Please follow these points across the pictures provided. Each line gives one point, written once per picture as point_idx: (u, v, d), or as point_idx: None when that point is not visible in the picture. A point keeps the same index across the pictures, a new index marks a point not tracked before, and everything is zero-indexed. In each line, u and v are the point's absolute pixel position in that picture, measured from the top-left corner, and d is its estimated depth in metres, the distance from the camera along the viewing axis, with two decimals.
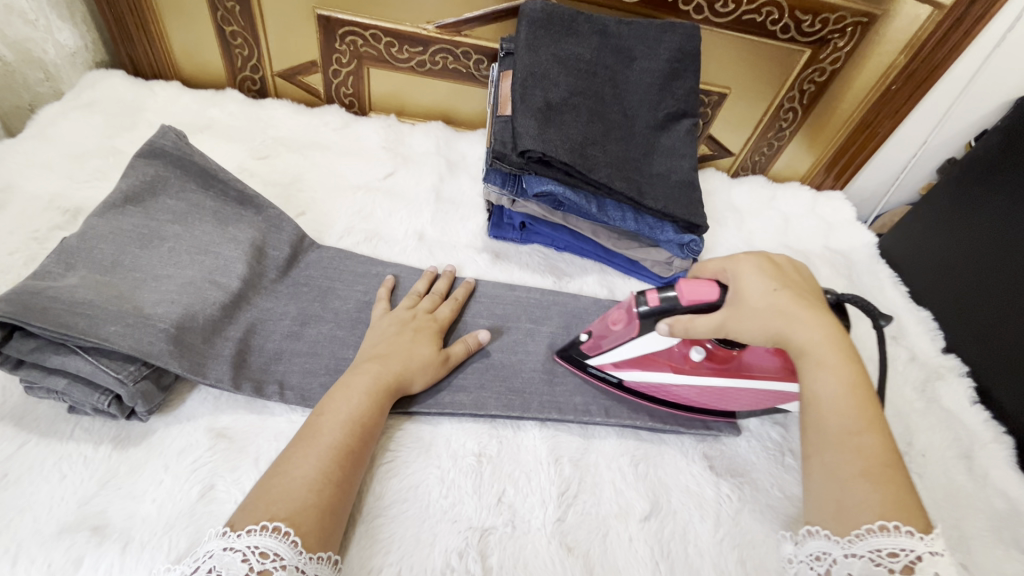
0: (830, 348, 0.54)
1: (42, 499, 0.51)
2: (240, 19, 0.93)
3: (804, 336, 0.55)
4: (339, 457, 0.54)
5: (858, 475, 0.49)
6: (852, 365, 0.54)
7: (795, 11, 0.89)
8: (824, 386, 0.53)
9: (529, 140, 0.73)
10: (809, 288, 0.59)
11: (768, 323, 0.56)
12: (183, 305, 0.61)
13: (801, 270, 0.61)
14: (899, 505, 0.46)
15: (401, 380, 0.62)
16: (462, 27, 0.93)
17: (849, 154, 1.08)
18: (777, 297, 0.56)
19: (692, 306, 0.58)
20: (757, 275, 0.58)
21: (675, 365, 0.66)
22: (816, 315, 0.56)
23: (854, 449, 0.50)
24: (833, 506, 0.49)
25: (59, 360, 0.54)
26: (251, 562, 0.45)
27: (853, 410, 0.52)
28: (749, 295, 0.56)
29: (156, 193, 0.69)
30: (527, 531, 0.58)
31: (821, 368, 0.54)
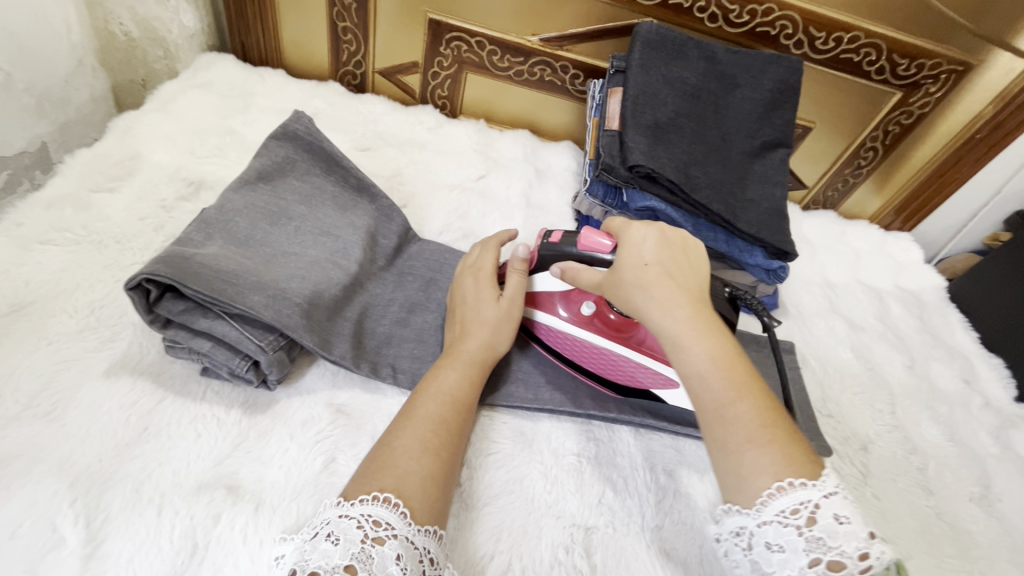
0: (690, 322, 0.50)
1: (179, 455, 0.54)
2: (354, 17, 0.97)
3: (659, 315, 0.51)
4: (446, 432, 0.56)
5: (745, 442, 0.46)
6: (714, 332, 0.50)
7: (893, 53, 0.92)
8: (693, 363, 0.49)
9: (639, 156, 0.76)
10: (680, 259, 0.54)
11: (629, 299, 0.53)
12: (312, 283, 0.63)
13: (686, 247, 0.56)
14: (791, 463, 0.45)
15: (490, 350, 0.64)
16: (564, 42, 0.96)
17: (923, 198, 1.10)
18: (644, 271, 0.53)
19: (584, 252, 0.61)
20: (630, 251, 0.55)
21: (568, 315, 0.69)
22: (677, 290, 0.51)
23: (734, 420, 0.47)
24: (731, 478, 0.46)
25: (207, 323, 0.56)
26: (366, 530, 0.46)
27: (723, 380, 0.48)
28: (618, 271, 0.54)
29: (285, 173, 0.72)
30: (627, 534, 0.59)
31: (681, 344, 0.49)
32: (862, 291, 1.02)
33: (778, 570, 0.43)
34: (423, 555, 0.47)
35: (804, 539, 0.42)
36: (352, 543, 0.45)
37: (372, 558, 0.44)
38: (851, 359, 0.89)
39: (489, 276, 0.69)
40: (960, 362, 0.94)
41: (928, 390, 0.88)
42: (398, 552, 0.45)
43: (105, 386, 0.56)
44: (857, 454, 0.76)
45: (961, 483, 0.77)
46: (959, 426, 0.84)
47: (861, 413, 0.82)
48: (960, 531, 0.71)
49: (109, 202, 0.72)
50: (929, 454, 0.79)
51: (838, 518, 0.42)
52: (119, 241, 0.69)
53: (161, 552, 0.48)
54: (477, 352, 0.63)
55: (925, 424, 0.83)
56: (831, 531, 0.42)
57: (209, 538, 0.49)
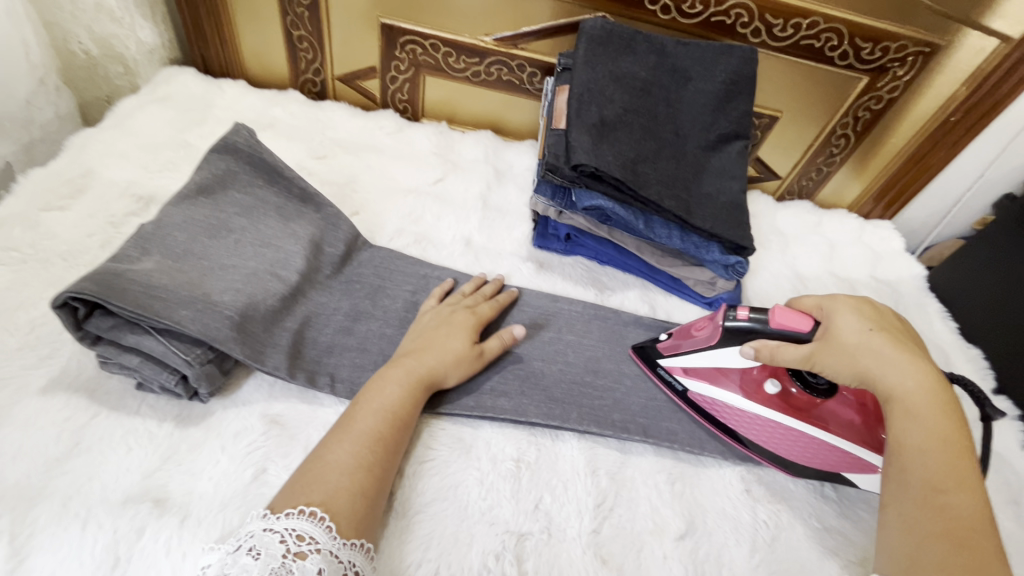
0: (927, 398, 0.53)
1: (109, 469, 0.54)
2: (308, 25, 0.97)
3: (895, 378, 0.54)
4: (384, 448, 0.56)
5: (937, 533, 0.46)
6: (955, 426, 0.51)
7: (855, 38, 0.89)
8: (914, 439, 0.51)
9: (582, 154, 0.74)
10: (904, 336, 0.58)
11: (856, 360, 0.56)
12: (247, 295, 0.64)
13: (905, 334, 0.59)
14: (983, 571, 0.43)
15: (436, 375, 0.64)
16: (518, 41, 0.95)
17: (900, 185, 1.07)
18: (871, 338, 0.56)
19: (777, 331, 0.61)
20: (845, 321, 0.58)
21: (748, 392, 0.68)
22: (914, 361, 0.55)
23: (940, 506, 0.47)
24: (905, 557, 0.47)
25: (134, 339, 0.57)
26: (289, 544, 0.46)
27: (946, 467, 0.49)
28: (834, 335, 0.57)
29: (226, 186, 0.73)
30: (562, 540, 0.59)
31: (910, 417, 0.52)
32: (834, 282, 0.99)
33: None
34: (348, 568, 0.48)
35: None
36: (274, 558, 0.45)
37: (293, 573, 0.45)
38: None
39: (478, 323, 0.70)
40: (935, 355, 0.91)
41: None
42: (319, 567, 0.46)
43: (39, 403, 0.57)
44: None
45: None
46: None
47: None
48: None
49: (58, 220, 0.73)
50: None
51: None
52: (64, 258, 0.70)
53: (83, 565, 0.49)
54: (426, 368, 0.63)
55: None
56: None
57: (132, 552, 0.50)
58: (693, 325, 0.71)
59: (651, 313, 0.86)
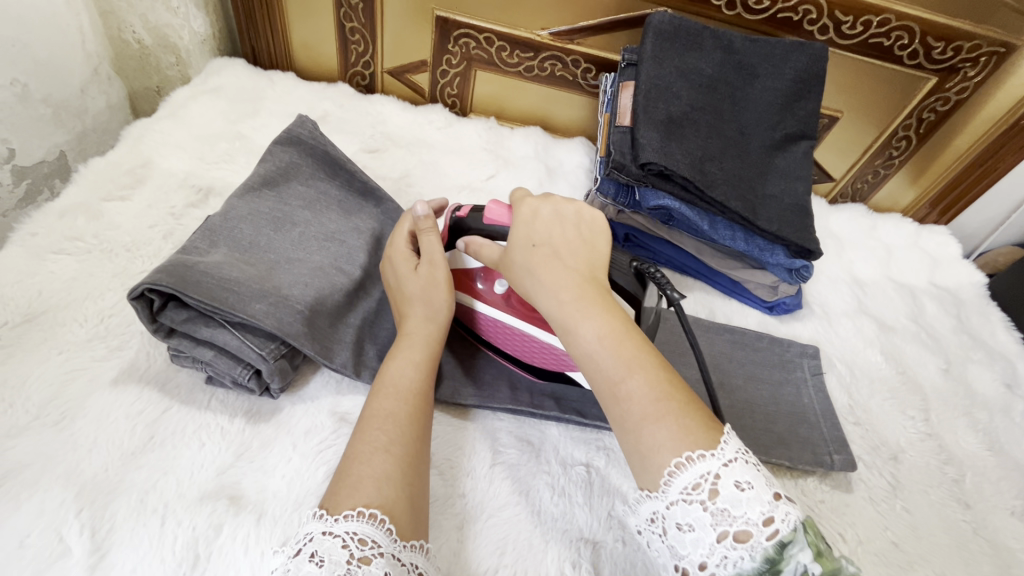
0: (578, 302, 0.50)
1: (184, 464, 0.54)
2: (362, 17, 0.96)
3: (547, 298, 0.51)
4: (398, 424, 0.52)
5: (641, 418, 0.45)
6: (609, 313, 0.50)
7: (927, 36, 0.86)
8: (584, 348, 0.49)
9: (651, 152, 0.73)
10: (573, 241, 0.55)
11: (520, 282, 0.54)
12: (315, 289, 0.63)
13: (565, 221, 0.56)
14: (687, 431, 0.44)
15: (433, 325, 0.61)
16: (575, 35, 0.93)
17: (959, 190, 1.03)
18: (533, 254, 0.54)
19: (490, 227, 0.61)
20: (519, 234, 0.56)
21: (479, 294, 0.67)
22: (564, 269, 0.52)
23: (627, 397, 0.46)
24: (637, 456, 0.45)
25: (208, 332, 0.56)
26: (351, 549, 0.42)
27: (614, 356, 0.47)
28: (508, 257, 0.55)
29: (289, 178, 0.72)
30: (638, 549, 0.57)
31: (572, 331, 0.49)
32: (893, 288, 0.96)
33: (691, 550, 0.42)
34: (411, 571, 0.45)
35: (710, 514, 0.41)
36: (337, 565, 0.41)
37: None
38: (882, 363, 0.84)
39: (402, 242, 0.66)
40: (1000, 365, 0.88)
41: (965, 394, 0.82)
42: (386, 571, 0.42)
43: (112, 396, 0.57)
44: (886, 464, 0.72)
45: (1001, 496, 0.72)
46: (1000, 434, 0.79)
47: (891, 420, 0.77)
48: (1000, 549, 0.66)
49: (120, 211, 0.73)
50: (966, 462, 0.74)
51: (739, 485, 0.41)
52: (129, 249, 0.69)
53: (164, 561, 0.48)
54: (423, 330, 0.60)
55: (961, 432, 0.78)
56: (734, 501, 0.41)
57: (211, 549, 0.49)
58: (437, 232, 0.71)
59: (710, 317, 0.84)
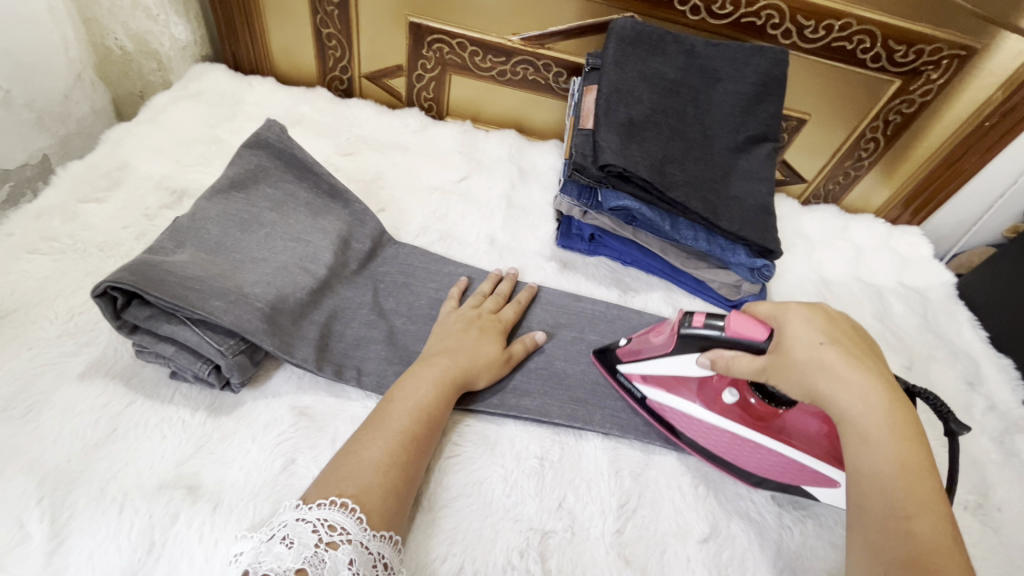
0: (883, 419, 0.49)
1: (144, 455, 0.56)
2: (338, 23, 0.98)
3: (848, 403, 0.50)
4: (407, 440, 0.56)
5: (907, 560, 0.43)
6: (906, 439, 0.48)
7: (888, 40, 0.88)
8: (869, 462, 0.48)
9: (611, 155, 0.74)
10: (861, 348, 0.54)
11: (807, 380, 0.52)
12: (277, 288, 0.65)
13: (851, 329, 0.55)
14: None
15: (466, 376, 0.64)
16: (545, 40, 0.95)
17: (929, 191, 1.05)
18: (822, 352, 0.51)
19: (735, 339, 0.57)
20: (796, 330, 0.54)
21: (705, 401, 0.65)
22: (867, 377, 0.50)
23: (908, 533, 0.45)
24: None
25: (170, 329, 0.59)
26: (321, 534, 0.47)
27: (905, 487, 0.46)
28: (789, 350, 0.53)
29: (257, 181, 0.74)
30: (586, 539, 0.59)
31: (865, 442, 0.49)
32: (861, 288, 0.98)
33: None
34: (377, 560, 0.48)
35: None
36: (306, 547, 0.46)
37: (325, 562, 0.45)
38: None
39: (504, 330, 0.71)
40: (964, 364, 0.89)
41: None
42: (351, 558, 0.46)
43: (78, 389, 0.59)
44: None
45: (955, 491, 0.73)
46: (958, 431, 0.80)
47: None
48: None
49: (96, 212, 0.75)
50: None
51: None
52: (101, 249, 0.72)
53: (120, 548, 0.50)
54: (455, 363, 0.63)
55: None
56: None
57: (167, 537, 0.51)
58: (650, 331, 0.67)
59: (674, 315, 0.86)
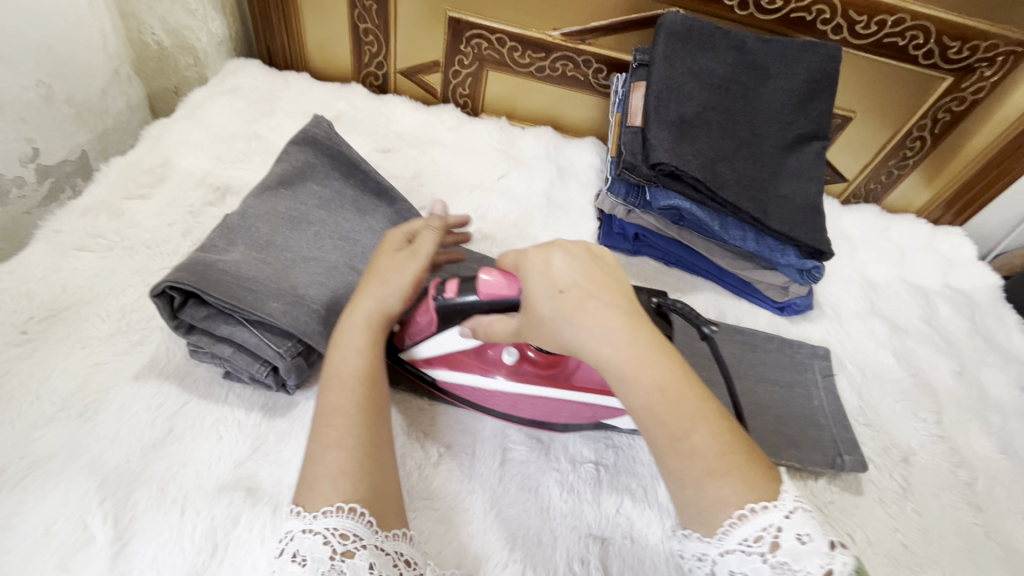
0: (629, 350, 0.47)
1: (203, 457, 0.55)
2: (375, 18, 0.97)
3: (595, 347, 0.48)
4: (347, 416, 0.51)
5: (704, 475, 0.44)
6: (661, 362, 0.48)
7: (943, 36, 0.85)
8: (635, 399, 0.47)
9: (662, 153, 0.73)
10: (598, 275, 0.52)
11: (557, 334, 0.50)
12: (330, 288, 0.64)
13: (592, 255, 0.54)
14: (750, 488, 0.44)
15: (381, 308, 0.59)
16: (586, 35, 0.93)
17: (974, 191, 1.02)
18: (565, 301, 0.49)
19: (490, 302, 0.55)
20: (538, 282, 0.51)
21: (491, 370, 0.62)
22: (610, 315, 0.49)
23: (691, 452, 0.45)
24: (692, 510, 0.45)
25: (228, 329, 0.58)
26: (333, 545, 0.44)
27: (674, 406, 0.46)
28: (534, 308, 0.51)
29: (305, 177, 0.73)
30: (646, 546, 0.58)
31: (626, 381, 0.47)
32: (907, 290, 0.96)
33: None
34: (396, 559, 0.47)
35: (770, 567, 0.42)
36: (321, 561, 0.44)
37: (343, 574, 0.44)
38: (894, 365, 0.83)
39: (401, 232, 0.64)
40: (1016, 368, 0.87)
41: (979, 397, 0.82)
42: (369, 562, 0.45)
43: (134, 388, 0.58)
44: (897, 466, 0.72)
45: (1014, 499, 0.71)
46: (1014, 436, 0.78)
47: (902, 423, 0.77)
48: (1013, 553, 0.65)
49: (140, 209, 0.75)
50: (979, 466, 0.74)
51: (801, 537, 0.42)
52: (148, 247, 0.71)
53: (183, 551, 0.49)
54: (365, 313, 0.57)
55: (973, 435, 0.77)
56: (795, 554, 0.41)
57: (229, 539, 0.50)
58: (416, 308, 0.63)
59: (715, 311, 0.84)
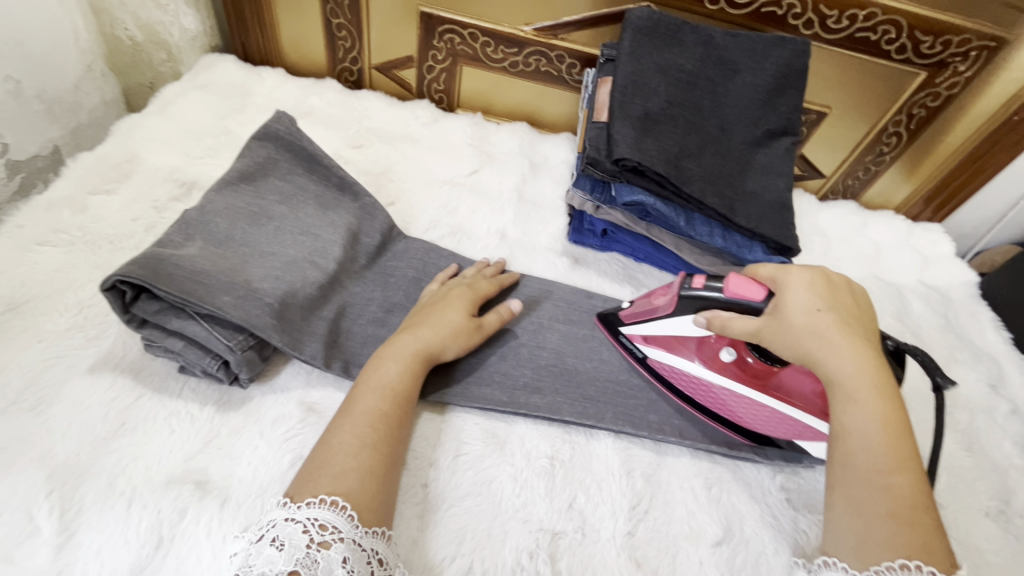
0: (867, 380, 0.52)
1: (153, 450, 0.55)
2: (348, 13, 0.97)
3: (835, 364, 0.53)
4: (386, 423, 0.55)
5: (884, 513, 0.47)
6: (890, 404, 0.52)
7: (915, 30, 0.85)
8: (855, 422, 0.51)
9: (625, 148, 0.73)
10: (851, 315, 0.57)
11: (800, 342, 0.55)
12: (286, 283, 0.64)
13: (847, 296, 0.59)
14: (922, 549, 0.45)
15: (438, 350, 0.63)
16: (558, 30, 0.93)
17: (952, 188, 1.02)
18: (818, 320, 0.55)
19: (733, 300, 0.61)
20: (793, 298, 0.57)
21: (705, 360, 0.69)
22: (853, 345, 0.54)
23: (881, 487, 0.48)
24: (855, 539, 0.48)
25: (179, 323, 0.58)
26: (312, 534, 0.46)
27: (888, 447, 0.50)
28: (788, 315, 0.57)
29: (267, 173, 0.73)
30: (596, 541, 0.58)
31: (852, 402, 0.52)
32: (880, 287, 0.95)
33: None
34: (370, 556, 0.48)
35: None
36: (297, 548, 0.46)
37: (317, 562, 0.45)
38: None
39: (474, 296, 0.69)
40: (986, 365, 0.87)
41: (947, 395, 0.81)
42: (343, 556, 0.46)
43: (87, 381, 0.59)
44: None
45: (976, 496, 0.71)
46: (980, 433, 0.78)
47: None
48: (971, 550, 0.65)
49: (105, 204, 0.75)
50: (942, 463, 0.74)
51: None
52: (111, 242, 0.71)
53: (128, 543, 0.50)
54: (418, 341, 0.62)
55: (939, 432, 0.77)
56: None
57: (174, 532, 0.51)
58: (655, 293, 0.70)
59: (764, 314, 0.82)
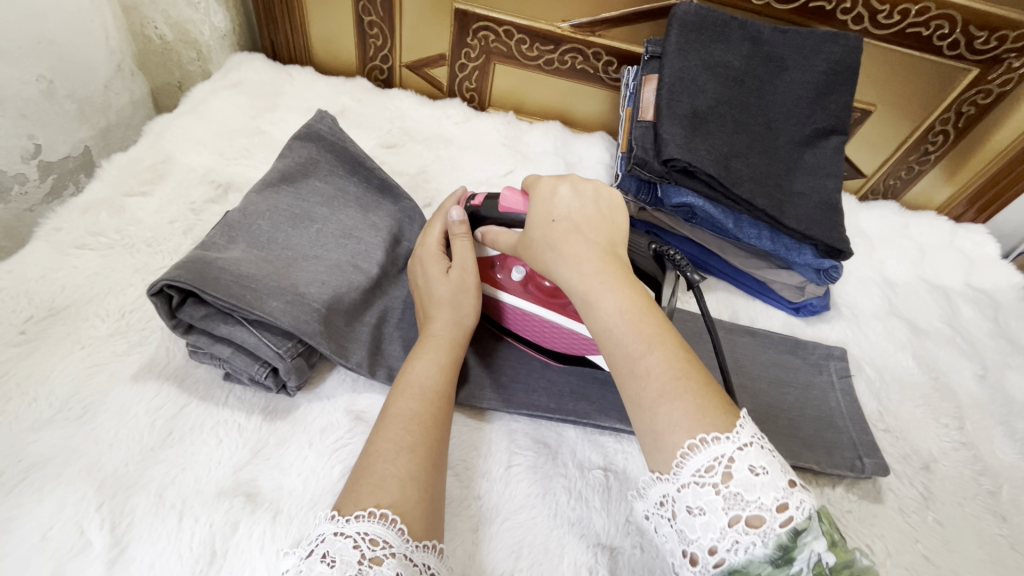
0: (595, 277, 0.50)
1: (202, 461, 0.54)
2: (380, 10, 0.95)
3: (566, 273, 0.52)
4: (423, 425, 0.52)
5: (658, 396, 0.44)
6: (636, 290, 0.50)
7: (969, 25, 0.82)
8: (604, 318, 0.48)
9: (675, 148, 0.71)
10: (591, 215, 0.56)
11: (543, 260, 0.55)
12: (331, 287, 0.62)
13: (598, 197, 0.58)
14: (701, 415, 0.42)
15: (457, 327, 0.62)
16: (596, 27, 0.91)
17: (999, 187, 0.99)
18: (553, 230, 0.55)
19: (504, 214, 0.63)
20: (540, 211, 0.57)
21: (502, 283, 0.68)
22: (591, 246, 0.53)
23: (643, 373, 0.45)
24: (650, 436, 0.43)
25: (226, 329, 0.57)
26: (363, 549, 0.42)
27: (635, 330, 0.47)
28: (530, 235, 0.56)
29: (307, 174, 0.71)
30: (657, 557, 0.55)
31: (596, 301, 0.49)
32: (927, 289, 0.93)
33: (701, 535, 0.40)
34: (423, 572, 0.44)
35: (722, 498, 0.39)
36: (349, 565, 0.41)
37: None
38: (915, 369, 0.81)
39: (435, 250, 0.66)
40: None
41: (1004, 403, 0.78)
42: (397, 571, 0.42)
43: (132, 390, 0.57)
44: (918, 474, 0.69)
45: None
46: None
47: (922, 428, 0.74)
48: None
49: (142, 206, 0.74)
50: (1004, 474, 0.71)
51: (753, 470, 0.40)
52: (149, 245, 0.70)
53: (181, 558, 0.48)
54: (448, 332, 0.61)
55: (998, 440, 0.75)
56: (747, 485, 0.39)
57: (227, 546, 0.49)
58: None
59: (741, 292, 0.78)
